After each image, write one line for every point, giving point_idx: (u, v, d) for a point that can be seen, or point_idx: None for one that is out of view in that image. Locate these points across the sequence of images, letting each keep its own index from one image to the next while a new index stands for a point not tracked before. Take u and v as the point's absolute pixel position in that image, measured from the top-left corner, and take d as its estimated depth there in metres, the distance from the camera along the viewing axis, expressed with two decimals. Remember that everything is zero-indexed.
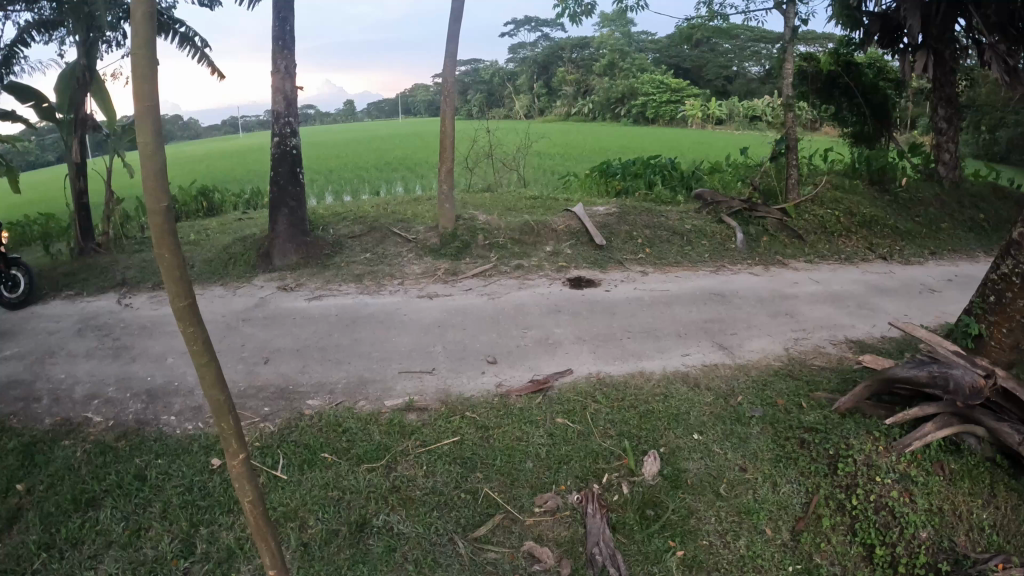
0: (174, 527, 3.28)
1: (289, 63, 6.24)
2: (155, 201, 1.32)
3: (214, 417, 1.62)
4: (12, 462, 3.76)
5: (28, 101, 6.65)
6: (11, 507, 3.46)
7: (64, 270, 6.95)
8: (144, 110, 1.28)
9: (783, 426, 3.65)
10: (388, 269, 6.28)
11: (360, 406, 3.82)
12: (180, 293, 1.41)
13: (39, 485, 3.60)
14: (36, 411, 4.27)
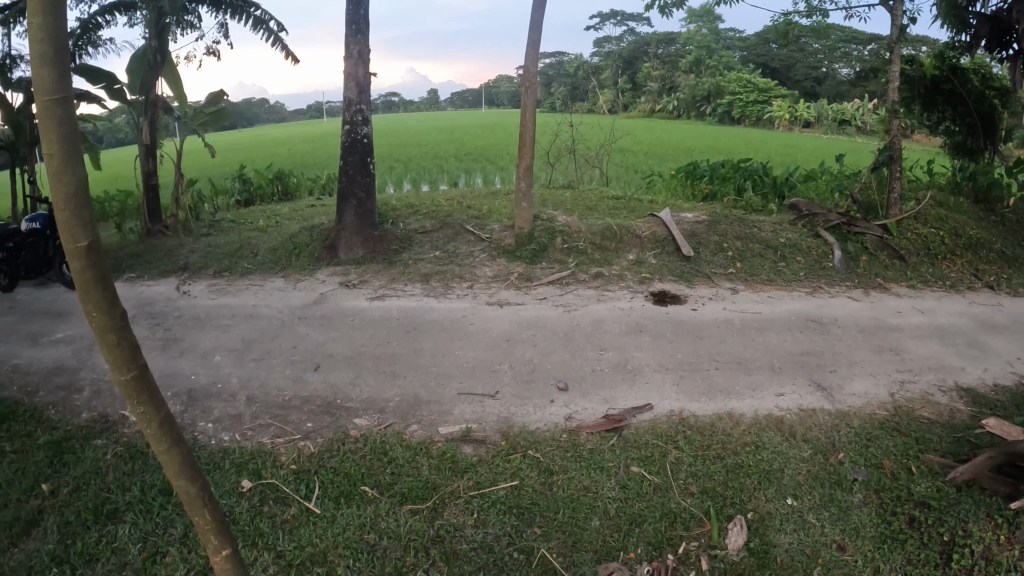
0: (193, 556, 2.84)
1: (362, 48, 5.91)
2: (72, 238, 1.12)
3: (189, 509, 1.49)
4: (43, 458, 3.45)
5: (100, 82, 6.55)
6: (32, 511, 3.11)
7: (131, 251, 6.78)
8: (47, 107, 1.06)
9: (890, 496, 3.06)
10: (457, 270, 5.88)
11: (411, 431, 3.44)
12: (122, 364, 1.24)
13: (65, 487, 3.27)
14: (75, 402, 3.96)
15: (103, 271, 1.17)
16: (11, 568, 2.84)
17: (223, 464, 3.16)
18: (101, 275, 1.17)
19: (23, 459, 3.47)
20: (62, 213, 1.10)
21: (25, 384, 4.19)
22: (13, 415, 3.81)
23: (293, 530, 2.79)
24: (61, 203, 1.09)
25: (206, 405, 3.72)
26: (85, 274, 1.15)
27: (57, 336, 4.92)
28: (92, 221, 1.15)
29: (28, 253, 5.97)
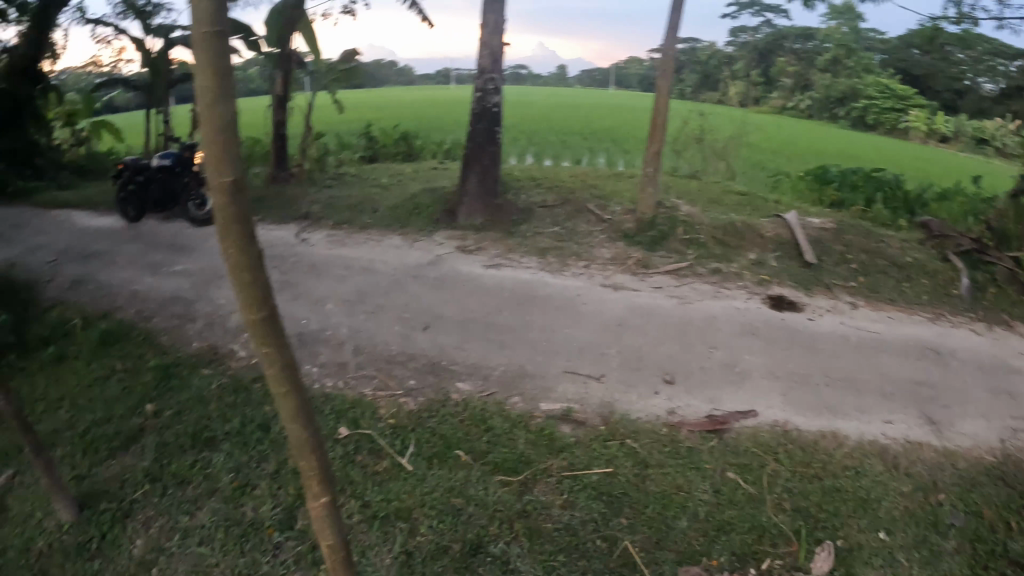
0: (282, 491, 2.86)
1: (500, 17, 5.89)
2: (218, 172, 1.14)
3: (296, 452, 1.50)
4: (151, 380, 3.62)
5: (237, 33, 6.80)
6: (135, 428, 3.31)
7: (256, 195, 7.08)
8: (205, 38, 1.08)
9: (983, 550, 2.82)
10: (576, 249, 5.81)
11: (512, 402, 3.44)
12: (255, 305, 1.26)
13: (167, 410, 3.42)
14: (188, 331, 4.14)
15: (245, 209, 1.18)
16: (110, 479, 3.07)
17: (321, 410, 3.27)
18: (241, 212, 1.18)
19: (134, 378, 3.67)
20: (211, 145, 1.11)
21: (145, 309, 4.44)
22: (128, 336, 4.06)
23: (384, 482, 2.86)
24: (208, 134, 1.11)
25: (310, 349, 3.89)
26: (227, 207, 1.16)
27: (179, 267, 5.19)
28: (239, 157, 1.15)
29: (156, 187, 6.31)
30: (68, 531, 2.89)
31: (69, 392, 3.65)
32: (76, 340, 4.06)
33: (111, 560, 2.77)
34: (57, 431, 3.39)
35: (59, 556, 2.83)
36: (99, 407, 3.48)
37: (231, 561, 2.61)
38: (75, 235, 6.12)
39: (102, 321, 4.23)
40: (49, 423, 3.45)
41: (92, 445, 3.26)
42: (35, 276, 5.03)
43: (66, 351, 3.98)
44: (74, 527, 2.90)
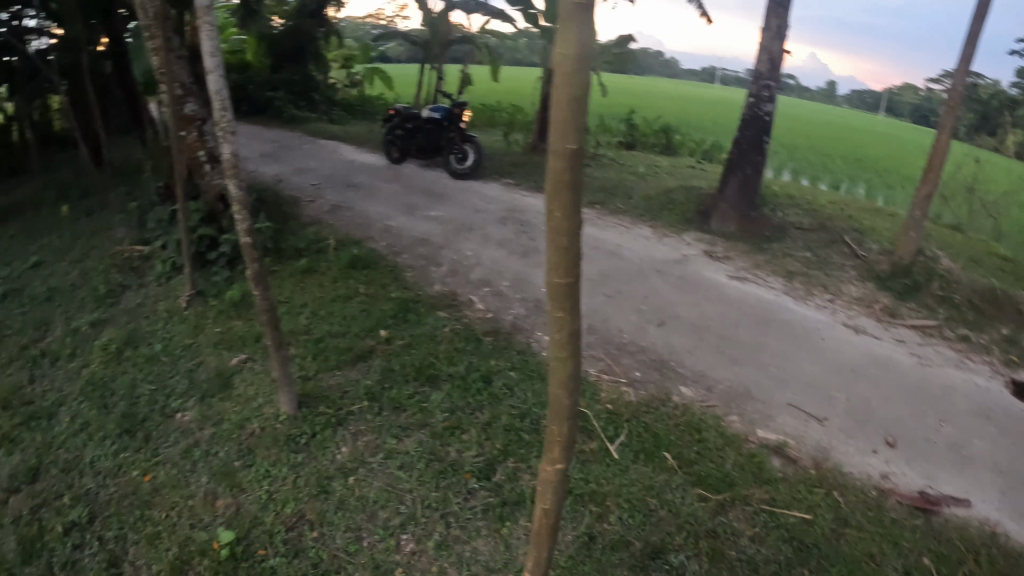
0: (488, 444, 3.00)
1: (782, 22, 5.24)
2: (563, 138, 1.22)
3: (552, 417, 1.59)
4: (390, 309, 3.96)
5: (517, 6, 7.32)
6: (366, 348, 3.63)
7: (514, 159, 7.16)
8: (574, 11, 1.16)
9: None
10: (819, 280, 4.96)
11: (730, 420, 3.38)
12: (563, 271, 1.33)
13: (398, 339, 3.72)
14: (432, 274, 4.46)
15: (577, 178, 1.25)
16: (331, 386, 3.41)
17: (544, 376, 3.43)
18: (573, 180, 1.25)
19: (373, 304, 4.04)
20: (563, 111, 1.20)
21: (395, 244, 4.85)
22: (375, 264, 4.48)
23: (589, 461, 3.01)
24: (563, 102, 1.20)
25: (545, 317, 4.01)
26: (562, 172, 1.24)
27: (433, 214, 5.52)
28: (584, 126, 1.22)
29: (422, 136, 6.76)
30: (282, 422, 3.22)
31: (313, 302, 4.07)
32: (330, 258, 4.54)
33: (316, 457, 3.03)
34: (296, 331, 3.82)
35: (267, 440, 3.15)
36: (338, 320, 3.89)
37: (424, 492, 2.79)
38: (342, 167, 6.88)
39: (354, 247, 4.69)
40: (289, 324, 3.89)
41: (324, 352, 3.63)
42: (299, 194, 5.79)
43: (318, 265, 4.47)
44: (290, 419, 3.23)
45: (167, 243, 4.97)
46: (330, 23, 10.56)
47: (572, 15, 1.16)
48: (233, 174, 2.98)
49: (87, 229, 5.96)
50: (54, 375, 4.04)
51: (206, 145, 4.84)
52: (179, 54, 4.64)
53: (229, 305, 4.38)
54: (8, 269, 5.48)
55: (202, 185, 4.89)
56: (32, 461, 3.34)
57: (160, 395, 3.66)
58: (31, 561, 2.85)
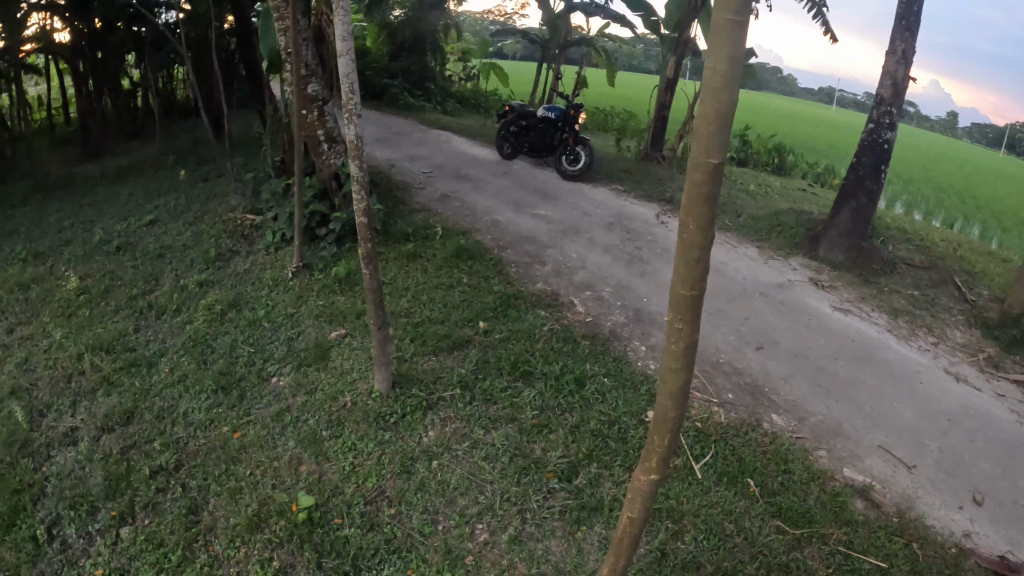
0: (574, 446, 3.01)
1: (909, 47, 5.01)
2: (707, 153, 1.28)
3: (654, 428, 1.62)
4: (491, 302, 4.04)
5: (638, 13, 7.26)
6: (463, 337, 3.72)
7: (625, 165, 7.08)
8: (728, 28, 1.20)
9: None
10: (927, 320, 4.64)
11: (818, 455, 3.26)
12: (691, 284, 1.40)
13: (496, 332, 3.78)
14: (535, 272, 4.51)
15: (715, 193, 1.30)
16: (426, 369, 3.51)
17: (639, 387, 3.41)
18: (711, 195, 1.30)
19: (474, 295, 4.12)
20: (707, 128, 1.25)
21: (500, 239, 4.93)
22: (480, 256, 4.57)
23: (670, 477, 2.99)
24: (709, 118, 1.25)
25: (646, 328, 3.96)
26: (701, 186, 1.30)
27: (541, 213, 5.54)
28: (728, 144, 1.27)
29: (535, 135, 6.87)
30: (375, 399, 3.33)
31: (415, 287, 4.21)
32: (435, 246, 4.66)
33: (403, 437, 3.12)
34: (399, 313, 3.97)
35: (357, 415, 3.26)
36: (438, 308, 4.00)
37: (505, 485, 2.83)
38: (454, 158, 7.04)
39: (460, 237, 4.81)
40: (391, 305, 4.04)
41: (422, 336, 3.74)
42: (409, 181, 5.99)
43: (423, 251, 4.60)
44: (381, 397, 3.34)
45: (279, 216, 5.19)
46: (450, 15, 10.78)
47: (724, 35, 1.20)
48: (355, 155, 3.09)
49: (206, 194, 6.32)
50: (159, 327, 4.30)
51: (326, 125, 5.00)
52: (305, 35, 4.74)
53: (333, 280, 4.55)
54: (127, 224, 5.86)
55: (318, 163, 5.09)
56: (129, 404, 3.54)
57: (257, 358, 3.84)
58: (115, 498, 3.00)
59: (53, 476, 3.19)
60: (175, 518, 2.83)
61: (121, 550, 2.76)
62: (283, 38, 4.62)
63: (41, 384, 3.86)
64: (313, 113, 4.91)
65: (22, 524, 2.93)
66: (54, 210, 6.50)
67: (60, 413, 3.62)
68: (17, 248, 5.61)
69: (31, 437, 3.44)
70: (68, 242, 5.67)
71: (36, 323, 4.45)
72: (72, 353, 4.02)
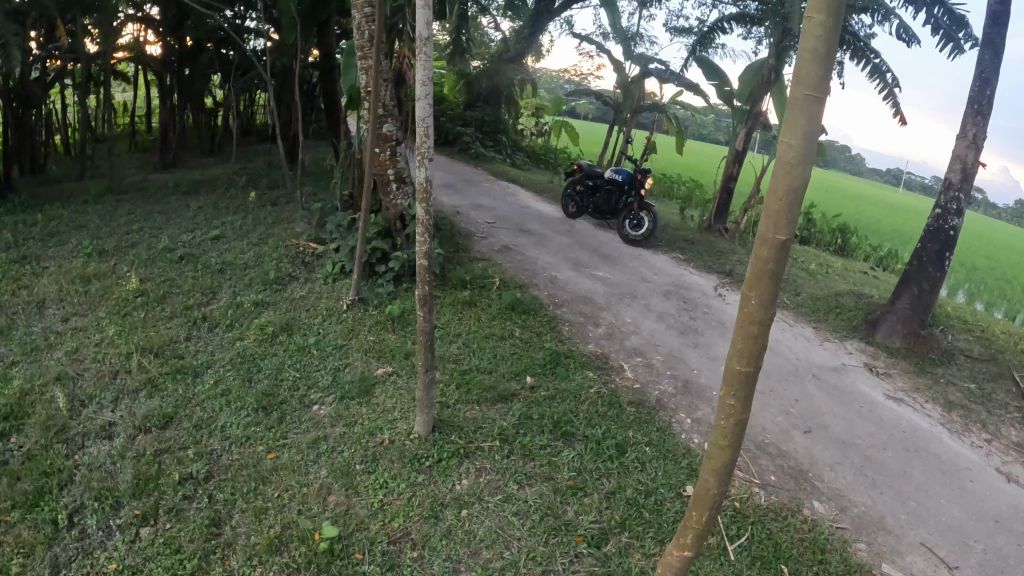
0: (607, 512, 2.96)
1: (980, 132, 4.92)
2: (774, 229, 1.27)
3: (694, 504, 1.59)
4: (540, 358, 4.04)
5: (712, 81, 7.31)
6: (509, 390, 3.72)
7: (687, 235, 7.04)
8: (805, 105, 1.21)
9: None
10: (986, 416, 4.45)
11: (857, 547, 3.14)
12: (747, 358, 1.38)
13: (542, 389, 3.77)
14: (588, 332, 4.50)
15: (780, 270, 1.29)
16: (467, 418, 3.50)
17: (680, 459, 3.34)
18: (776, 272, 1.29)
19: (525, 349, 4.14)
20: (776, 205, 1.26)
21: (556, 296, 4.95)
22: (534, 311, 4.59)
23: (703, 554, 2.88)
24: (780, 194, 1.25)
25: (694, 401, 3.90)
26: (768, 262, 1.29)
27: (598, 274, 5.56)
28: (798, 222, 1.27)
29: (601, 197, 6.91)
30: (413, 440, 3.34)
31: (466, 334, 4.24)
32: (491, 296, 4.72)
33: (435, 482, 3.11)
34: (447, 359, 3.99)
35: (392, 453, 3.28)
36: (487, 357, 4.01)
37: (532, 544, 2.78)
38: (518, 211, 7.12)
39: (516, 289, 4.85)
40: (441, 349, 4.08)
41: (468, 383, 3.75)
42: (471, 229, 6.08)
43: (479, 299, 4.66)
44: (421, 440, 3.34)
45: (340, 247, 5.31)
46: (526, 70, 11.06)
47: (802, 109, 1.21)
48: (423, 198, 3.15)
49: (273, 218, 6.52)
50: (208, 339, 4.40)
51: (396, 165, 5.12)
52: (386, 76, 4.89)
53: (385, 317, 4.61)
54: (193, 236, 6.06)
55: (385, 202, 5.21)
56: (169, 410, 3.62)
57: (301, 384, 3.90)
58: (139, 497, 3.05)
59: (82, 466, 3.26)
60: (197, 527, 2.86)
61: (138, 549, 2.79)
62: (364, 76, 4.77)
63: (88, 375, 3.99)
64: (385, 152, 5.04)
65: (45, 507, 3.00)
66: (125, 213, 6.77)
67: (101, 406, 3.72)
68: (87, 244, 5.85)
69: (69, 424, 3.54)
70: (135, 244, 5.90)
71: (92, 317, 4.61)
72: (121, 351, 4.15)
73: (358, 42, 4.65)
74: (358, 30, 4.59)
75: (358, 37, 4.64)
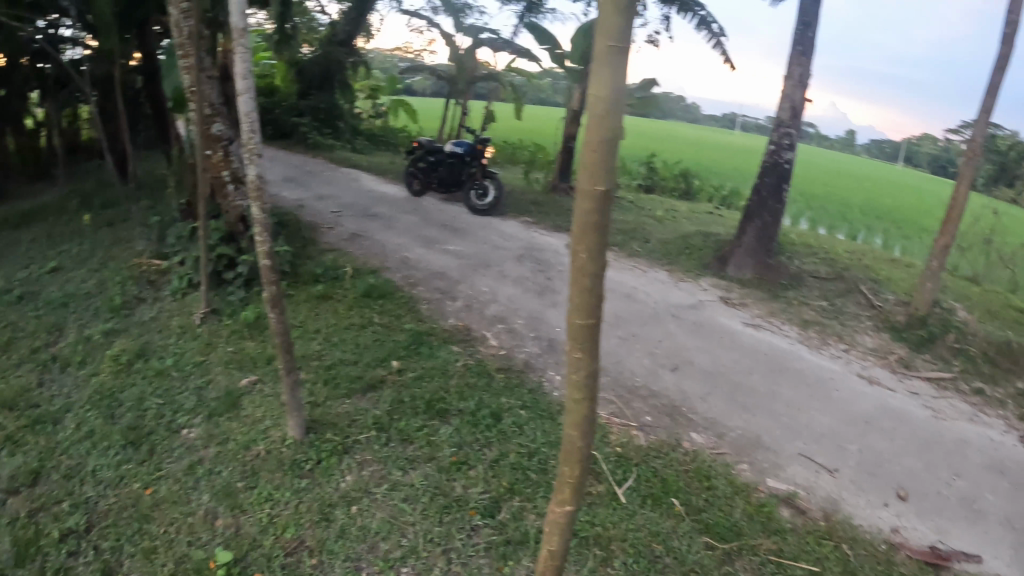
0: (493, 481, 2.99)
1: (805, 71, 5.27)
2: (593, 181, 1.29)
3: (564, 459, 1.62)
4: (403, 340, 4.00)
5: (545, 45, 7.41)
6: (377, 377, 3.66)
7: (534, 198, 7.18)
8: (610, 55, 1.22)
9: None
10: (839, 330, 4.83)
11: (740, 469, 3.32)
12: (584, 311, 1.40)
13: (410, 370, 3.74)
14: (446, 307, 4.49)
15: (604, 221, 1.32)
16: (340, 414, 3.42)
17: (556, 416, 3.43)
18: (600, 223, 1.32)
19: (387, 334, 4.08)
20: (593, 156, 1.27)
21: (410, 276, 4.90)
22: (390, 294, 4.53)
23: (593, 504, 2.94)
24: (594, 146, 1.27)
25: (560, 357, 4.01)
26: (590, 213, 1.31)
27: (450, 248, 5.55)
28: (614, 172, 1.29)
29: (444, 170, 6.87)
30: (288, 446, 3.23)
31: (327, 328, 4.12)
32: (346, 286, 4.61)
33: (319, 484, 3.02)
34: (309, 356, 3.86)
35: (271, 463, 3.15)
36: (350, 348, 3.92)
37: (427, 526, 2.77)
38: (362, 196, 6.99)
39: (370, 276, 4.76)
40: (302, 348, 3.94)
41: (335, 379, 3.65)
42: (319, 221, 5.89)
43: (334, 291, 4.53)
44: (295, 444, 3.23)
45: (187, 260, 5.00)
46: (359, 52, 10.79)
47: (608, 61, 1.23)
48: (257, 196, 3.01)
49: (111, 239, 6.04)
50: (60, 381, 4.06)
51: (230, 166, 4.89)
52: (211, 74, 4.64)
53: (241, 325, 4.42)
54: (26, 272, 5.54)
55: (225, 206, 4.94)
56: (34, 464, 3.31)
57: (167, 410, 3.66)
58: (24, 565, 2.78)
59: None
60: None
61: None
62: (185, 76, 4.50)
63: None
64: (217, 152, 4.82)
65: None
66: None
67: None
68: None
69: None
70: None
71: None
72: None
73: (178, 40, 4.32)
74: (177, 28, 4.25)
75: (178, 36, 4.30)
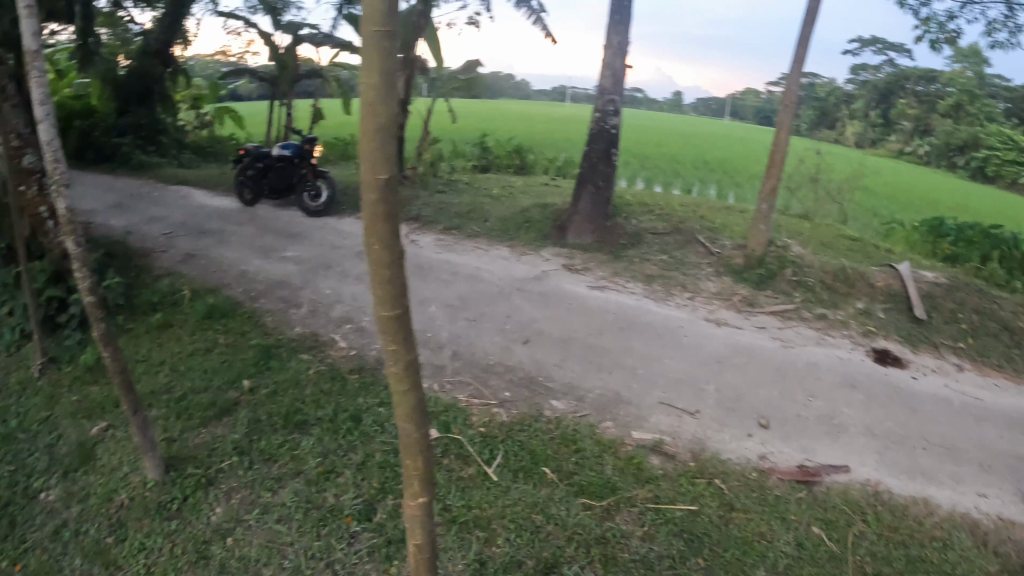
0: (364, 484, 2.94)
1: (625, 39, 5.44)
2: (374, 170, 1.27)
3: (404, 452, 1.61)
4: (251, 358, 3.84)
5: None
6: (229, 401, 3.50)
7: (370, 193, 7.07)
8: (374, 41, 1.20)
9: None
10: (682, 279, 5.08)
11: (606, 427, 3.43)
12: (389, 302, 1.38)
13: (262, 388, 3.60)
14: (290, 316, 4.35)
15: (392, 210, 1.30)
16: (197, 445, 3.25)
17: None
18: (388, 212, 1.30)
19: (234, 354, 3.90)
20: (371, 146, 1.25)
21: (250, 290, 4.70)
22: (231, 313, 4.34)
23: (468, 487, 2.95)
24: (370, 135, 1.24)
25: None
26: (377, 204, 1.29)
27: (287, 254, 5.38)
28: (396, 159, 1.28)
29: (273, 176, 6.61)
30: (152, 489, 3.03)
31: (171, 359, 3.89)
32: (184, 311, 4.36)
33: (189, 522, 2.86)
34: (155, 391, 3.64)
35: (138, 511, 2.94)
36: (196, 376, 3.73)
37: (306, 543, 2.68)
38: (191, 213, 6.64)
39: (209, 296, 4.53)
40: (148, 383, 3.71)
41: (186, 410, 3.46)
42: (148, 246, 5.53)
43: (172, 319, 4.28)
44: (158, 485, 3.04)
45: (14, 309, 4.54)
46: (178, 62, 10.17)
47: (374, 47, 1.20)
48: (69, 231, 2.77)
49: None
50: None
51: (48, 199, 4.53)
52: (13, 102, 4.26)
53: (83, 369, 4.09)
54: None
55: (47, 244, 4.56)
56: None
57: (15, 475, 3.34)
58: None
59: None
60: None
61: None
62: None
63: None
64: (32, 187, 4.46)
65: None
66: None
67: None
68: None
69: None
70: None
71: None
72: None
73: None
74: None
75: None
